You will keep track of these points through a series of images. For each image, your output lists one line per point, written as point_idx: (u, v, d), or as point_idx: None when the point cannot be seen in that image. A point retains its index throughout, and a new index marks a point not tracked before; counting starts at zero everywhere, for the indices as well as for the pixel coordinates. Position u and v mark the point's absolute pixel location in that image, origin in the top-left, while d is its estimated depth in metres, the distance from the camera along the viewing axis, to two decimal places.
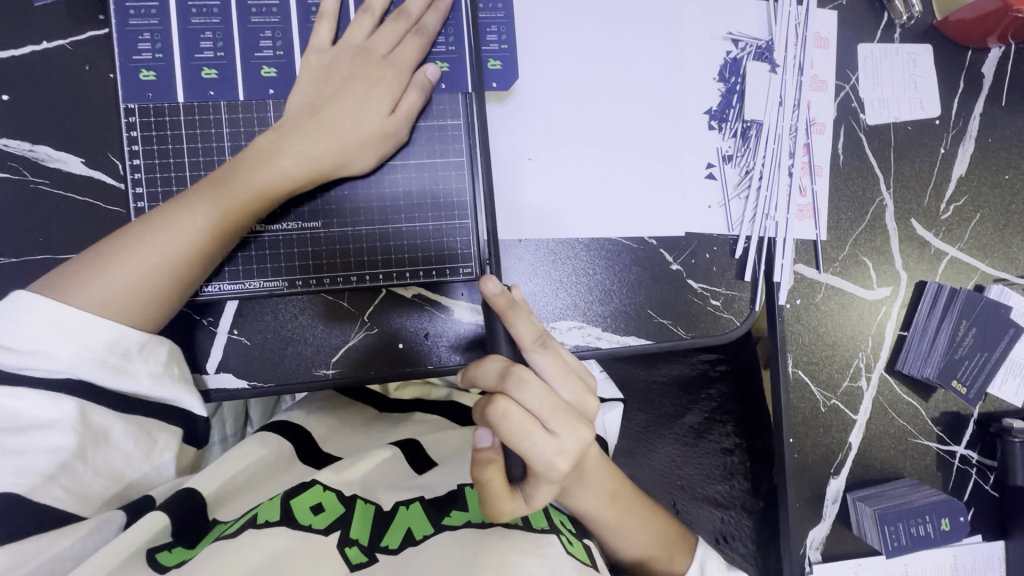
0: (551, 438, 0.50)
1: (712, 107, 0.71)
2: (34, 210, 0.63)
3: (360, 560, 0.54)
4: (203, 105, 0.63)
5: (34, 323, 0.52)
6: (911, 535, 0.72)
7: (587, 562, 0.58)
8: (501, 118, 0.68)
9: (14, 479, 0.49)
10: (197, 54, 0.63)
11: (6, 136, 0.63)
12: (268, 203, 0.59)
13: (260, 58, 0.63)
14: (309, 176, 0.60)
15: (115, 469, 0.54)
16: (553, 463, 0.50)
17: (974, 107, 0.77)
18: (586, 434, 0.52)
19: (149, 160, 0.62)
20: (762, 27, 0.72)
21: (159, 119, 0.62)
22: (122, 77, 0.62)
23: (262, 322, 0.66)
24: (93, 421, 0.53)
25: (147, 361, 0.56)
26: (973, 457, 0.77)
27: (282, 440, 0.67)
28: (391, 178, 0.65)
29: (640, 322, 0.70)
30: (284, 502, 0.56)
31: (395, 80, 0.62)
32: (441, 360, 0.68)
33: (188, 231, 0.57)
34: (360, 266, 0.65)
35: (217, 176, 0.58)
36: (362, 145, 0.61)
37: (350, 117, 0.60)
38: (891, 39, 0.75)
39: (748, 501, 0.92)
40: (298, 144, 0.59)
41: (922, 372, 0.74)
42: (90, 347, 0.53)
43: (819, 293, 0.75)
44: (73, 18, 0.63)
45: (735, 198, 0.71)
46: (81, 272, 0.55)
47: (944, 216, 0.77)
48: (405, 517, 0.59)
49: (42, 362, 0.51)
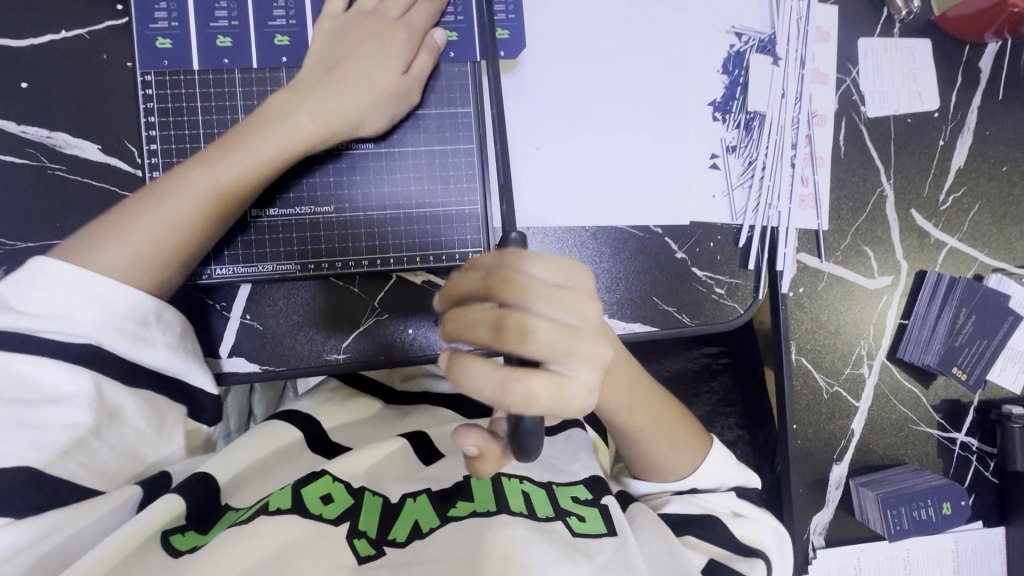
0: (575, 382, 0.44)
1: (716, 100, 0.73)
2: (50, 196, 0.65)
3: (367, 552, 0.55)
4: (219, 78, 0.64)
5: (53, 286, 0.53)
6: (914, 518, 0.73)
7: (601, 531, 0.59)
8: (509, 109, 0.70)
9: (28, 453, 0.50)
10: (213, 23, 0.64)
11: (23, 122, 0.64)
12: (284, 161, 0.60)
13: (274, 27, 0.65)
14: (324, 132, 0.61)
15: (126, 446, 0.56)
16: (585, 404, 0.44)
17: (972, 100, 0.78)
18: (605, 355, 0.45)
19: (165, 132, 0.64)
20: (764, 21, 0.74)
21: (175, 85, 0.64)
22: (139, 44, 0.63)
23: (274, 307, 0.67)
24: (108, 398, 0.54)
25: (164, 332, 0.57)
26: (973, 444, 0.78)
27: (292, 429, 0.68)
28: (403, 140, 0.66)
29: (645, 309, 0.71)
30: (295, 492, 0.58)
31: (408, 40, 0.64)
32: (448, 344, 0.70)
33: (204, 191, 0.58)
34: (371, 240, 0.66)
35: (223, 144, 0.60)
36: (379, 103, 0.63)
37: (366, 73, 0.62)
38: (891, 34, 0.77)
39: (753, 491, 0.93)
40: (316, 101, 0.61)
41: (923, 359, 0.76)
42: (110, 313, 0.54)
43: (821, 282, 0.76)
44: (90, 8, 0.65)
45: (738, 187, 0.73)
46: (94, 239, 0.56)
47: (943, 207, 0.78)
48: (413, 510, 0.60)
49: (61, 325, 0.52)
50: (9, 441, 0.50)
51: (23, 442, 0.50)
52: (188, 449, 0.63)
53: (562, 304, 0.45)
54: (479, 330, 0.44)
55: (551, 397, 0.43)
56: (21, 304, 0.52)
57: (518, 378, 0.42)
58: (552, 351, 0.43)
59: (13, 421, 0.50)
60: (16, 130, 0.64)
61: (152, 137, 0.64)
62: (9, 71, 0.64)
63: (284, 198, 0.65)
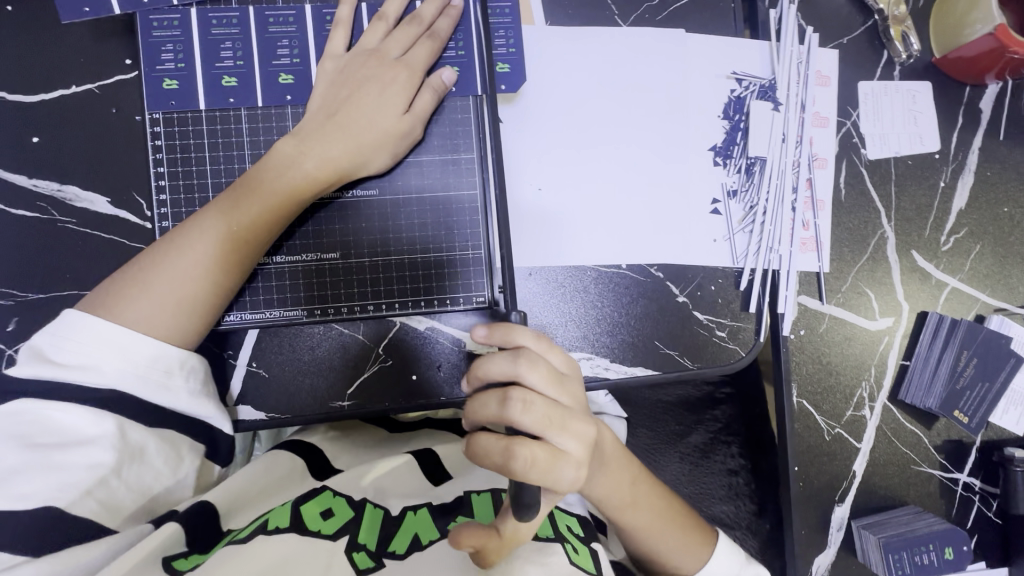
0: (564, 454, 0.52)
1: (717, 144, 0.73)
2: (60, 248, 0.66)
3: (366, 565, 0.55)
4: (225, 113, 0.65)
5: (85, 340, 0.55)
6: (915, 563, 0.73)
7: (592, 570, 0.59)
8: (511, 156, 0.70)
9: (54, 494, 0.52)
10: (218, 63, 0.65)
11: (34, 175, 0.65)
12: (295, 204, 0.62)
13: (278, 66, 0.66)
14: (332, 176, 0.62)
15: (145, 486, 0.56)
16: (572, 477, 0.52)
17: (973, 141, 0.79)
18: (590, 434, 0.54)
19: (174, 181, 0.65)
20: (765, 66, 0.74)
21: (183, 128, 0.65)
22: (147, 88, 0.65)
23: (280, 354, 0.68)
24: (130, 438, 0.55)
25: (186, 379, 0.59)
26: (975, 484, 0.78)
27: (293, 457, 0.68)
28: (407, 178, 0.67)
29: (647, 353, 0.72)
30: (293, 508, 0.58)
31: (408, 80, 0.64)
32: (452, 391, 0.70)
33: (223, 239, 0.60)
34: (375, 286, 0.67)
35: (235, 192, 0.61)
36: (379, 144, 0.64)
37: (366, 118, 0.63)
38: (891, 76, 0.77)
39: (753, 522, 0.94)
40: (319, 146, 0.62)
41: (924, 402, 0.76)
42: (136, 363, 0.56)
43: (823, 323, 0.76)
44: (99, 62, 0.66)
45: (740, 232, 0.73)
46: (122, 291, 0.58)
47: (944, 248, 0.79)
48: (413, 522, 0.61)
49: (91, 375, 0.54)
50: (36, 484, 0.51)
51: (48, 483, 0.52)
52: (196, 487, 0.62)
53: (558, 387, 0.53)
54: (490, 397, 0.51)
55: (543, 465, 0.50)
56: (56, 354, 0.55)
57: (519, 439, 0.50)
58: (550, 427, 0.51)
59: (38, 464, 0.52)
60: (28, 183, 0.65)
61: (162, 190, 0.65)
62: (22, 125, 0.65)
63: (291, 243, 0.66)
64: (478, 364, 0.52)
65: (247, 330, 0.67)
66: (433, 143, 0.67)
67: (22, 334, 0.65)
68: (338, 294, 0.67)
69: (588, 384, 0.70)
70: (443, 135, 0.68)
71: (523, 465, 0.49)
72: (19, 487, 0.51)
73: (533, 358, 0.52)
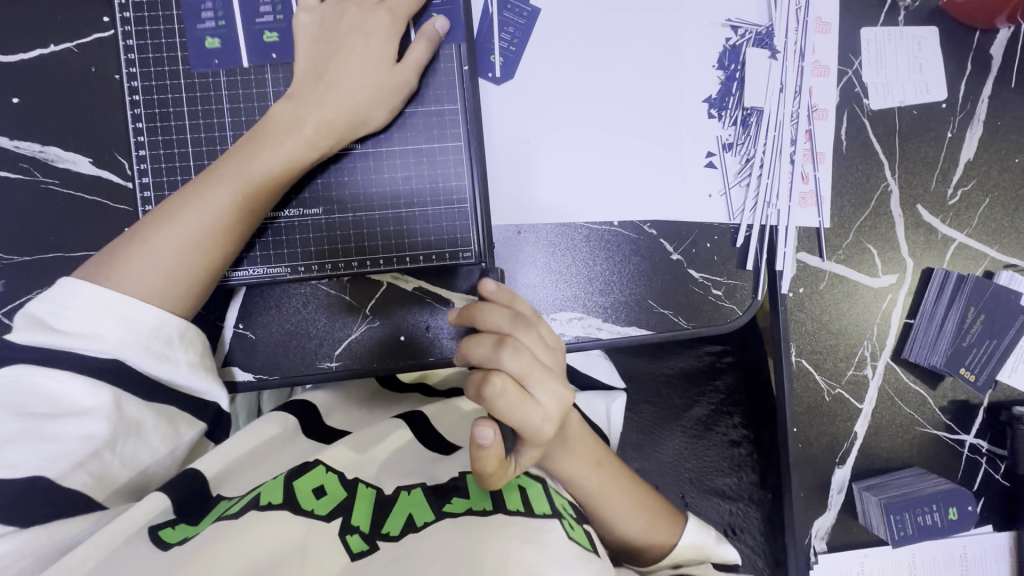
0: (538, 405, 0.50)
1: (711, 96, 0.70)
2: (46, 210, 0.65)
3: (360, 549, 0.52)
4: (202, 65, 0.64)
5: (86, 308, 0.54)
6: (918, 523, 0.72)
7: (589, 547, 0.55)
8: (499, 112, 0.68)
9: (45, 464, 0.51)
10: (199, 14, 0.63)
11: (17, 137, 0.64)
12: (290, 172, 0.61)
13: (262, 17, 0.64)
14: (332, 140, 0.62)
15: (138, 461, 0.56)
16: (542, 429, 0.50)
17: (983, 88, 0.75)
18: (567, 394, 0.52)
19: (151, 124, 0.64)
20: (762, 13, 0.71)
21: (159, 71, 0.64)
22: (123, 32, 0.63)
23: (267, 315, 0.67)
24: (127, 411, 0.54)
25: (186, 351, 0.58)
26: (982, 446, 0.77)
27: (280, 419, 0.67)
28: (390, 134, 0.66)
29: (640, 312, 0.70)
30: (286, 485, 0.56)
31: (391, 25, 0.63)
32: (443, 349, 0.69)
33: (224, 208, 0.59)
34: (361, 253, 0.66)
35: (237, 155, 0.60)
36: (374, 100, 0.62)
37: (356, 73, 0.62)
38: (895, 22, 0.74)
39: (756, 492, 0.89)
40: (316, 107, 0.61)
41: (929, 360, 0.74)
42: (137, 332, 0.55)
43: (822, 282, 0.74)
44: (74, 20, 0.64)
45: (735, 186, 0.71)
46: (121, 258, 0.57)
47: (951, 201, 0.76)
48: (408, 502, 0.57)
49: (94, 344, 0.54)
50: (27, 453, 0.50)
51: (38, 453, 0.51)
52: (182, 461, 0.61)
53: (549, 351, 0.53)
54: (484, 338, 0.51)
55: (514, 408, 0.49)
56: (57, 322, 0.54)
57: (496, 376, 0.49)
58: (530, 375, 0.50)
59: (31, 434, 0.51)
60: (10, 145, 0.64)
61: (140, 135, 0.64)
62: (1, 86, 0.64)
63: (288, 201, 0.65)
64: (476, 307, 0.53)
65: (237, 289, 0.66)
66: (426, 95, 0.66)
67: (12, 299, 0.65)
68: (325, 249, 0.65)
69: (579, 344, 0.69)
70: (427, 87, 0.66)
71: (495, 402, 0.49)
72: (10, 455, 0.50)
73: (531, 322, 0.53)
